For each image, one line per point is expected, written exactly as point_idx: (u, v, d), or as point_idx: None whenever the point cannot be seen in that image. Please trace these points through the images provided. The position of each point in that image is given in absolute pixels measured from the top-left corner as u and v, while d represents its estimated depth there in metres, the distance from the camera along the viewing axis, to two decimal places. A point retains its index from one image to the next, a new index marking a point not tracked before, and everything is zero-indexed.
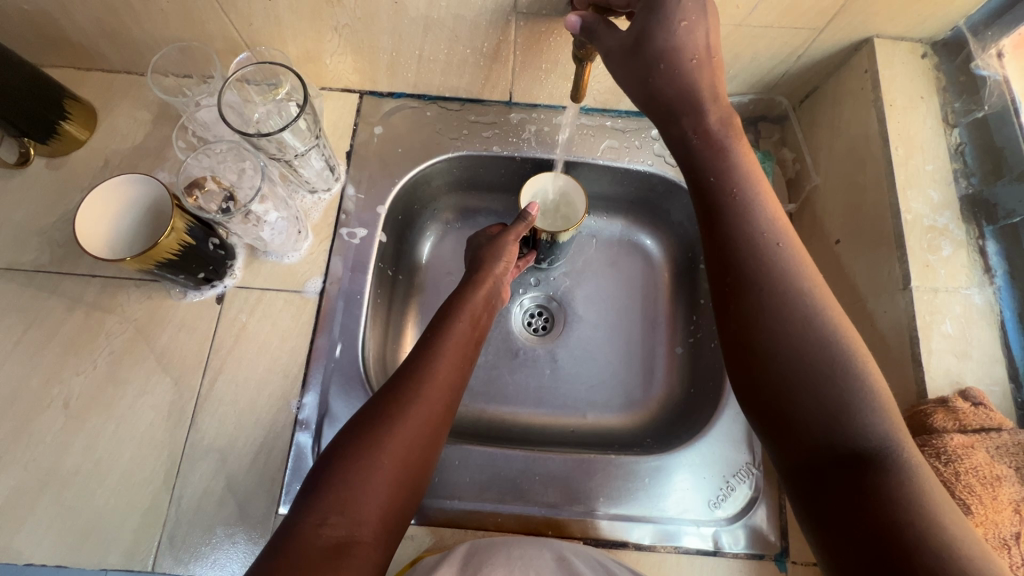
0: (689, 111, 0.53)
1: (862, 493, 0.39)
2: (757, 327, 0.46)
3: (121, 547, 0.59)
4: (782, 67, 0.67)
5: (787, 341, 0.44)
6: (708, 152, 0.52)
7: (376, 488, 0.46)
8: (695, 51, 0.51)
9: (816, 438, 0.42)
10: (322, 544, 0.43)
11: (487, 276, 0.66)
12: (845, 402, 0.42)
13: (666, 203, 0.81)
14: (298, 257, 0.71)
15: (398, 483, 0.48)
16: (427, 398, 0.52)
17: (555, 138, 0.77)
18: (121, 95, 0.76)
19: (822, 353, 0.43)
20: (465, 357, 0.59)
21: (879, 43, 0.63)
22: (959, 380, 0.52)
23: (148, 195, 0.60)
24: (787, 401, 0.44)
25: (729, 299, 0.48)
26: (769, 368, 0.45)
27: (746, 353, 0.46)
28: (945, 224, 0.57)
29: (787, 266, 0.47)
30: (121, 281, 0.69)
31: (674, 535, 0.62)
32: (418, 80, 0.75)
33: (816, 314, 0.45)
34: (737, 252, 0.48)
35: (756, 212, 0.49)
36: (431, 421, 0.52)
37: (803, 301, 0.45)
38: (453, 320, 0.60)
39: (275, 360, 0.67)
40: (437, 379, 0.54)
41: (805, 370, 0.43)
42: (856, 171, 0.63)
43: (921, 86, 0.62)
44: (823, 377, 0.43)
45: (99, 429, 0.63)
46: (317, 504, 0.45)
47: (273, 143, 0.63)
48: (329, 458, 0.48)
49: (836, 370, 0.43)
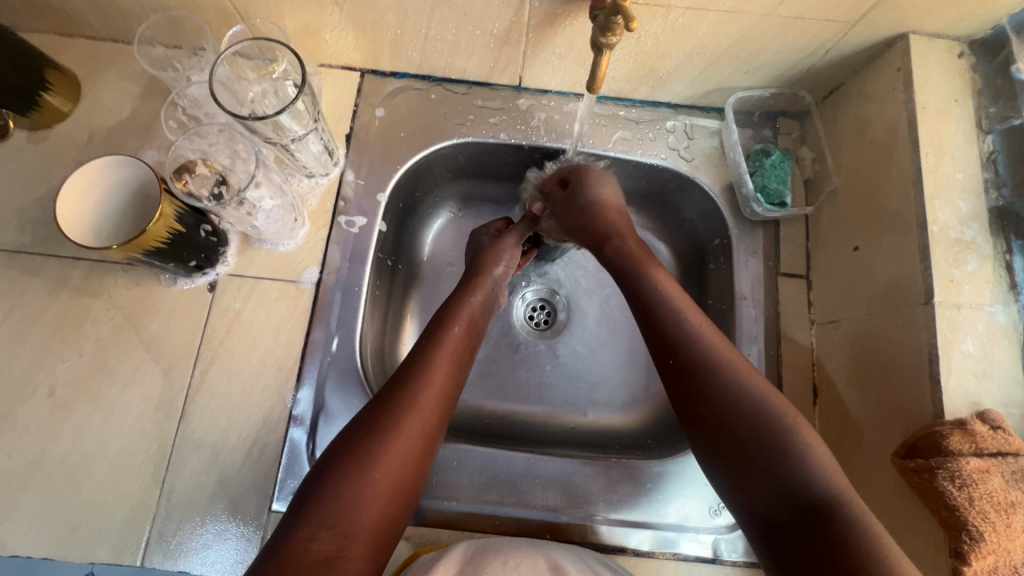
0: (612, 239, 0.66)
1: (829, 546, 0.40)
2: (705, 396, 0.49)
3: (109, 541, 0.58)
4: (809, 60, 0.64)
5: (732, 404, 0.48)
6: (632, 263, 0.62)
7: (367, 502, 0.45)
8: (611, 203, 0.69)
9: (777, 494, 0.44)
10: (312, 560, 0.41)
11: (486, 279, 0.64)
12: (793, 457, 0.44)
13: (679, 199, 0.77)
14: (294, 245, 0.68)
15: (390, 497, 0.46)
16: (419, 410, 0.50)
17: (566, 126, 0.74)
18: (106, 65, 0.71)
19: (766, 414, 0.47)
20: (460, 364, 0.56)
21: (914, 39, 0.59)
22: (978, 401, 0.50)
23: (135, 178, 0.57)
24: (745, 457, 0.46)
25: (677, 375, 0.52)
26: (721, 435, 0.48)
27: (695, 420, 0.50)
28: (972, 237, 0.54)
29: (715, 344, 0.52)
30: (107, 265, 0.65)
31: (672, 542, 0.62)
32: (423, 60, 0.70)
33: (751, 383, 0.49)
34: (668, 332, 0.54)
35: (679, 303, 0.56)
36: (424, 430, 0.49)
37: (737, 368, 0.50)
38: (447, 326, 0.58)
39: (269, 354, 0.65)
40: (431, 387, 0.52)
41: (753, 431, 0.46)
42: (880, 176, 0.60)
43: (955, 88, 0.58)
44: (769, 437, 0.46)
45: (86, 419, 0.61)
46: (308, 518, 0.43)
47: (268, 125, 0.59)
48: (323, 468, 0.46)
49: (777, 428, 0.46)
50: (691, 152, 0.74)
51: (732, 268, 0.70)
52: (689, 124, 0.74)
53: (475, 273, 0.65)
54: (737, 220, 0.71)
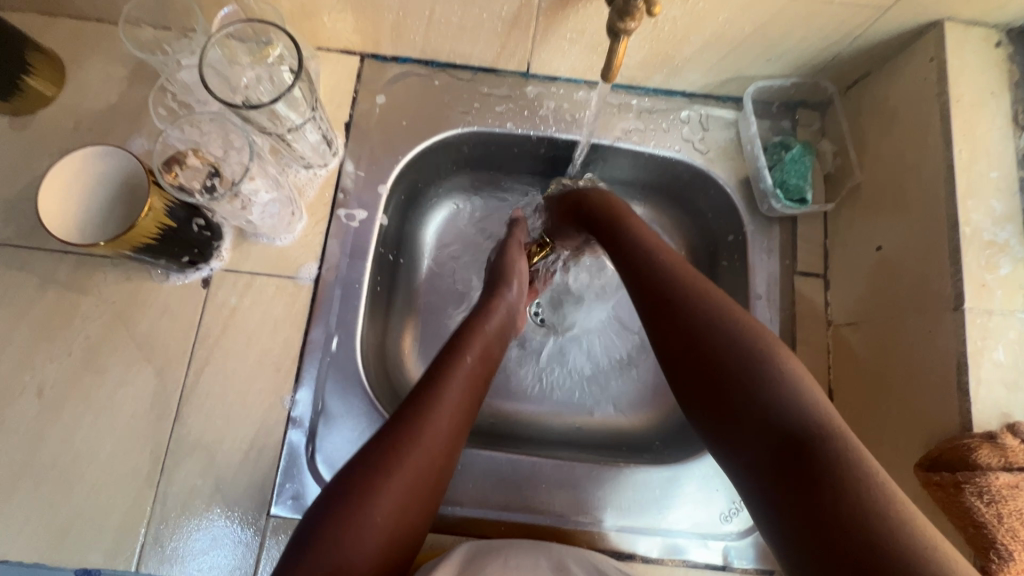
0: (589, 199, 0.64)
1: (814, 473, 0.38)
2: (684, 332, 0.48)
3: (102, 546, 0.56)
4: (835, 48, 0.61)
5: (711, 337, 0.47)
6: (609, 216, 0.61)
7: (368, 545, 0.42)
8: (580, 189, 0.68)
9: (758, 422, 0.42)
10: None
11: (500, 303, 0.62)
12: (771, 384, 0.43)
13: (693, 193, 0.74)
14: (291, 239, 0.65)
15: (393, 540, 0.44)
16: (428, 447, 0.47)
17: (575, 116, 0.70)
18: (91, 47, 0.67)
19: (744, 346, 0.45)
20: (474, 398, 0.54)
21: (949, 27, 0.56)
22: (1008, 413, 0.47)
23: (121, 170, 0.54)
24: (726, 389, 0.45)
25: (657, 313, 0.51)
26: (715, 379, 0.45)
27: (691, 374, 0.47)
28: (1006, 240, 0.51)
29: (695, 283, 0.51)
30: (96, 259, 0.62)
31: (680, 548, 0.60)
32: (426, 44, 0.67)
33: (729, 317, 0.48)
34: (668, 288, 0.52)
35: (660, 251, 0.56)
36: (432, 470, 0.47)
37: (716, 303, 0.49)
38: (463, 354, 0.55)
39: (266, 353, 0.62)
40: (440, 421, 0.49)
41: (731, 360, 0.45)
42: (908, 172, 0.57)
43: (992, 79, 0.55)
44: (748, 365, 0.44)
45: (76, 420, 0.59)
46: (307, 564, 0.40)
47: (264, 113, 0.56)
48: (324, 508, 0.43)
49: (756, 357, 0.44)
50: (707, 144, 0.70)
51: (747, 266, 0.68)
52: (704, 115, 0.71)
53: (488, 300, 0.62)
54: (753, 216, 0.68)
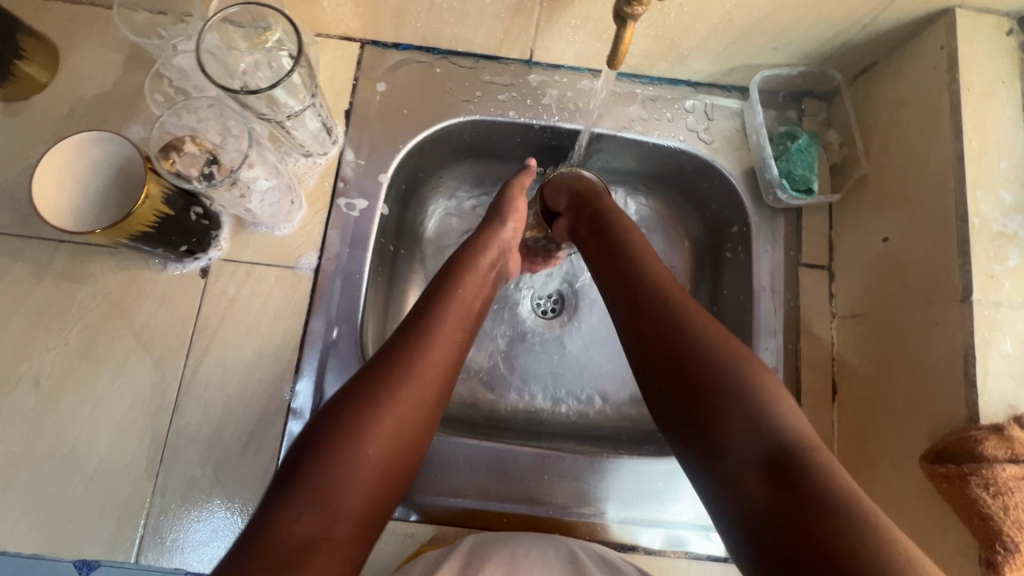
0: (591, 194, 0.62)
1: (790, 492, 0.36)
2: (659, 336, 0.46)
3: (101, 537, 0.56)
4: (843, 36, 0.60)
5: (685, 341, 0.45)
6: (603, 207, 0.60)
7: (356, 480, 0.40)
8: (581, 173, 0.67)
9: (732, 436, 0.40)
10: (293, 542, 0.36)
11: (494, 237, 0.60)
12: (742, 396, 0.40)
13: (697, 183, 0.73)
14: (291, 228, 0.64)
15: (382, 476, 0.41)
16: (420, 379, 0.45)
17: (579, 105, 0.69)
18: (85, 32, 0.66)
19: (716, 353, 0.43)
20: (464, 332, 0.52)
21: (960, 14, 0.55)
22: (1015, 405, 0.47)
23: (117, 156, 0.53)
24: (699, 399, 0.42)
25: (633, 317, 0.49)
26: (694, 393, 0.42)
27: (663, 380, 0.45)
28: (1015, 231, 0.50)
29: (668, 285, 0.50)
30: (91, 248, 0.61)
31: (683, 540, 0.60)
32: (427, 30, 0.65)
33: (701, 321, 0.46)
34: (647, 297, 0.49)
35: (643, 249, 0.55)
36: (424, 405, 0.45)
37: (687, 307, 0.47)
38: (453, 289, 0.53)
39: (266, 344, 0.62)
40: (432, 357, 0.47)
41: (703, 367, 0.43)
42: (917, 162, 0.57)
43: (1004, 68, 0.54)
44: (718, 374, 0.42)
45: (74, 411, 0.58)
46: (293, 496, 0.38)
47: (262, 99, 0.55)
48: (312, 436, 0.41)
49: (727, 365, 0.42)
50: (711, 134, 0.69)
51: (751, 257, 0.67)
52: (709, 104, 0.70)
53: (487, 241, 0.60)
54: (757, 207, 0.68)
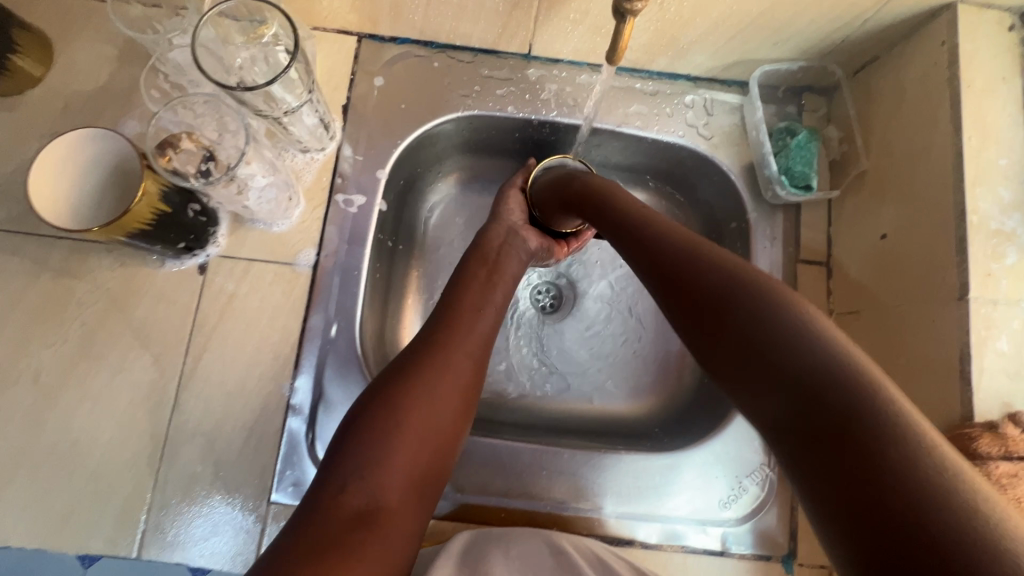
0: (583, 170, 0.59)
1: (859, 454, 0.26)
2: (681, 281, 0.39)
3: (103, 530, 0.56)
4: (844, 31, 0.59)
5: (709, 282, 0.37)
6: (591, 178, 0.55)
7: (398, 454, 0.42)
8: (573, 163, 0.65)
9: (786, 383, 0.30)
10: (346, 511, 0.39)
11: (501, 220, 0.63)
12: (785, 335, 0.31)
13: (697, 179, 0.73)
14: (289, 225, 0.64)
15: (422, 448, 0.44)
16: (448, 362, 0.48)
17: (579, 100, 0.69)
18: (78, 24, 0.65)
19: (748, 290, 0.35)
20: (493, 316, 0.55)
21: (962, 10, 0.54)
22: (1008, 402, 0.48)
23: (112, 152, 0.52)
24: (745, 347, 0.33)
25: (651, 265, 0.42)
26: (734, 338, 0.34)
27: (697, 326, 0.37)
28: (1013, 229, 0.50)
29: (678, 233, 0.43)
30: (88, 245, 0.61)
31: (679, 535, 0.61)
32: (425, 24, 0.65)
33: (727, 260, 0.38)
34: (661, 244, 0.42)
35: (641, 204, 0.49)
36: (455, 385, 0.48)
37: (707, 247, 0.40)
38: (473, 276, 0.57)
39: (265, 340, 0.62)
40: (457, 341, 0.50)
41: (738, 308, 0.34)
42: (916, 159, 0.57)
43: (1004, 65, 0.53)
44: (756, 313, 0.33)
45: (74, 407, 0.58)
46: (341, 469, 0.41)
47: (259, 96, 0.54)
48: (361, 415, 0.44)
49: (763, 304, 0.34)
50: (711, 129, 0.69)
51: (750, 254, 0.67)
52: (708, 99, 0.70)
53: (495, 249, 0.60)
54: (757, 204, 0.68)
